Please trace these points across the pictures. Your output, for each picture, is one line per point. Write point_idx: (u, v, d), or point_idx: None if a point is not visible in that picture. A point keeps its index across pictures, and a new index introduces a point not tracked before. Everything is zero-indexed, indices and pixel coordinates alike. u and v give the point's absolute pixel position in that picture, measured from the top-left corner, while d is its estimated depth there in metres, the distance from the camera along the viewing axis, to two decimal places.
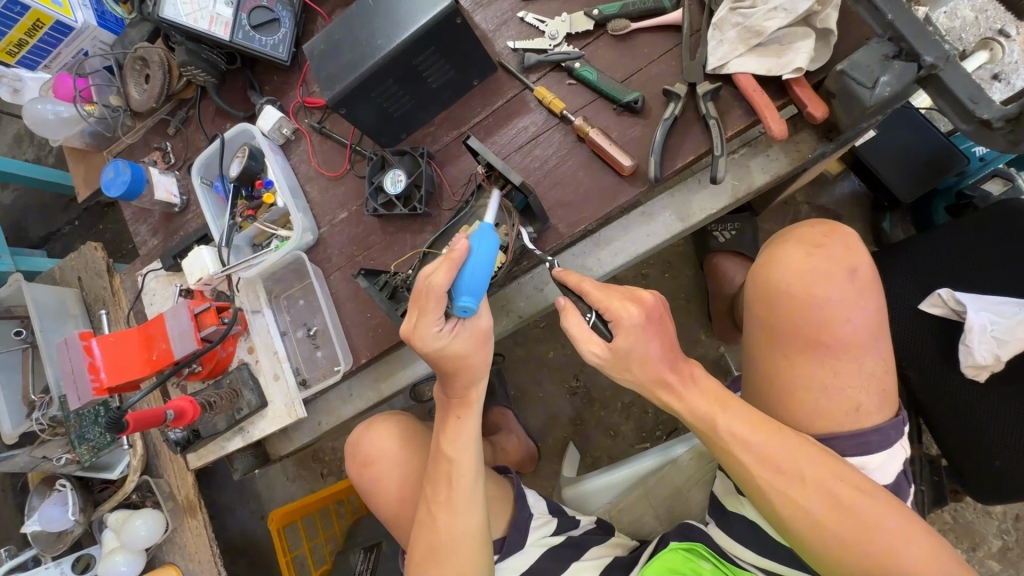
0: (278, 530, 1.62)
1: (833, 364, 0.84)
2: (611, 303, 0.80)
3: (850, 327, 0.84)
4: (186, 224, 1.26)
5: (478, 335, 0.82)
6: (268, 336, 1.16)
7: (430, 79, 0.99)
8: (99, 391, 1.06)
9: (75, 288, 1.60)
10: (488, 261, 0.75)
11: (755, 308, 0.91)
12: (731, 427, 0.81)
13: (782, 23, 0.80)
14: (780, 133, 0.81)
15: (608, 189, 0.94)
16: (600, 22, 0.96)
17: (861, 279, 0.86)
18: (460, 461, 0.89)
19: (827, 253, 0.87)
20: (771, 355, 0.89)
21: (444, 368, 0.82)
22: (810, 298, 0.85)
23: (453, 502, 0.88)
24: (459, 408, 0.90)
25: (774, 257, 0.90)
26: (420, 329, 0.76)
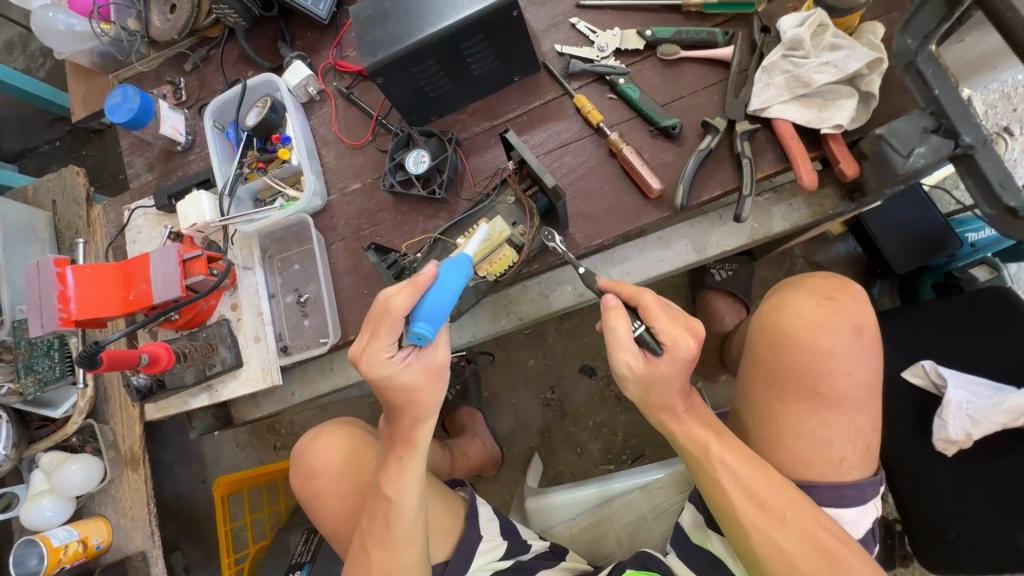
0: (222, 498, 1.55)
1: (827, 414, 0.87)
2: (673, 335, 0.78)
3: (850, 381, 0.86)
4: (187, 165, 1.21)
5: (430, 371, 0.81)
6: (255, 296, 1.11)
7: (474, 66, 0.97)
8: (65, 323, 0.99)
9: (47, 211, 1.54)
10: (453, 291, 0.76)
11: (760, 348, 0.93)
12: (724, 458, 0.81)
13: (829, 78, 0.82)
14: (809, 184, 0.83)
15: (631, 208, 0.94)
16: (651, 43, 0.96)
17: (865, 338, 0.88)
18: (399, 505, 0.85)
19: (840, 308, 0.90)
20: (768, 396, 0.91)
21: (390, 401, 0.83)
22: (814, 346, 0.87)
23: (391, 542, 0.85)
24: (402, 448, 0.86)
25: (786, 301, 0.93)
26: (369, 352, 0.78)
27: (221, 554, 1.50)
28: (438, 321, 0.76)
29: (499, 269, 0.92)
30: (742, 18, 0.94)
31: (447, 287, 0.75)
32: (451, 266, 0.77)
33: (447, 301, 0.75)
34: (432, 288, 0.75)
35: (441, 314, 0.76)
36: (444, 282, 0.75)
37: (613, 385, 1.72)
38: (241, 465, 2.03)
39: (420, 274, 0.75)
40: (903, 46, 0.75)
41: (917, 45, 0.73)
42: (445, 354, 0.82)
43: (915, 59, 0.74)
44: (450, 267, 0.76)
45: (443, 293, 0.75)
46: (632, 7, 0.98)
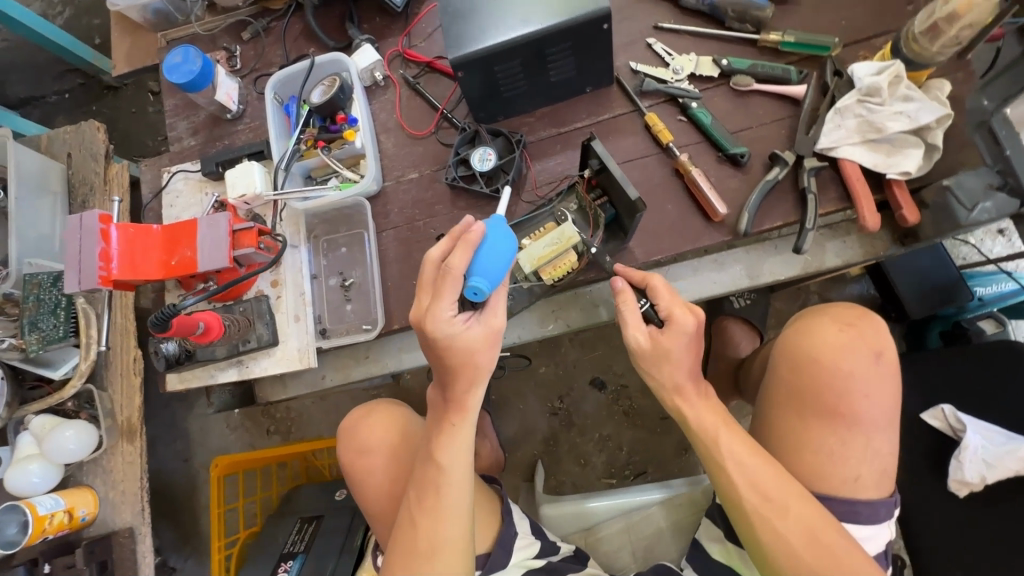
0: (218, 479, 1.50)
1: (845, 433, 0.92)
2: (673, 311, 0.84)
3: (868, 404, 0.91)
4: (235, 134, 1.18)
5: (490, 335, 0.77)
6: (298, 275, 1.09)
7: (553, 71, 0.98)
8: (103, 282, 0.95)
9: (61, 163, 1.48)
10: (503, 247, 0.77)
11: (781, 367, 0.99)
12: (731, 447, 0.84)
13: (901, 127, 0.86)
14: (872, 226, 0.87)
15: (693, 229, 0.96)
16: (726, 72, 0.99)
17: (882, 364, 0.94)
18: (450, 470, 0.84)
19: (861, 334, 0.96)
20: (790, 412, 0.96)
21: (445, 362, 0.78)
22: (835, 368, 0.93)
23: (439, 510, 0.83)
24: (454, 414, 0.84)
25: (810, 326, 0.99)
26: (432, 314, 0.74)
27: (212, 538, 1.47)
28: (494, 277, 0.76)
29: (560, 274, 0.93)
30: (815, 59, 0.97)
31: (497, 243, 0.76)
32: (494, 226, 0.78)
33: (501, 257, 0.76)
34: (484, 247, 0.76)
35: (498, 270, 0.76)
36: (495, 239, 0.76)
37: (622, 401, 1.73)
38: (229, 447, 1.96)
39: (468, 233, 0.74)
40: (977, 105, 0.80)
41: (993, 107, 0.78)
42: (502, 317, 0.79)
43: (990, 119, 0.78)
44: (495, 226, 0.78)
45: (496, 251, 0.76)
46: (709, 36, 1.01)
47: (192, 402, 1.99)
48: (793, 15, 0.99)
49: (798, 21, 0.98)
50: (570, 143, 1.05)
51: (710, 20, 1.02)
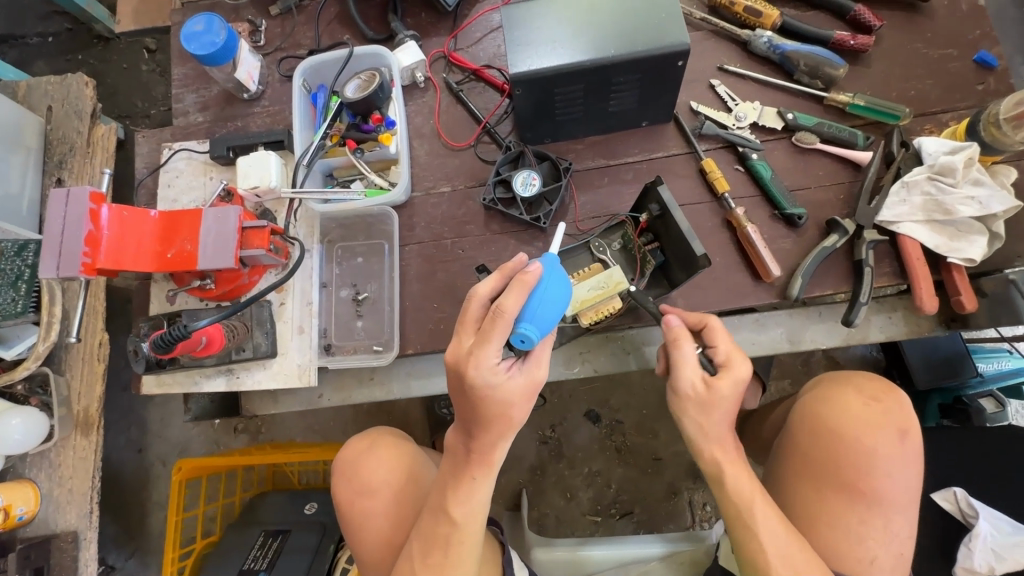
0: (179, 483, 1.38)
1: (865, 513, 0.81)
2: (731, 356, 0.76)
3: (890, 484, 0.82)
4: (251, 117, 1.08)
5: (530, 386, 0.71)
6: (306, 282, 0.99)
7: (613, 101, 0.92)
8: (86, 270, 0.83)
9: (38, 117, 1.32)
10: (559, 293, 0.70)
11: (799, 436, 0.89)
12: (766, 514, 0.75)
13: (971, 212, 0.83)
14: (928, 309, 0.84)
15: (740, 285, 0.92)
16: (789, 126, 0.95)
17: (906, 443, 0.84)
18: (463, 528, 0.76)
19: (887, 409, 0.87)
20: (804, 486, 0.86)
21: (478, 411, 0.71)
22: (857, 443, 0.84)
23: (444, 569, 0.76)
24: (477, 466, 0.75)
25: (831, 395, 0.90)
26: (476, 360, 0.67)
27: (166, 547, 1.34)
28: (546, 324, 0.69)
29: (600, 319, 0.86)
30: (880, 126, 0.94)
31: (553, 287, 0.69)
32: (551, 267, 0.71)
33: (555, 304, 0.69)
34: (540, 291, 0.68)
35: (551, 317, 0.69)
36: (551, 284, 0.69)
37: (616, 437, 1.67)
38: (190, 442, 1.82)
39: (525, 273, 0.67)
40: None
41: None
42: (545, 368, 0.73)
43: None
44: (552, 269, 0.71)
45: (552, 297, 0.69)
46: (775, 86, 0.97)
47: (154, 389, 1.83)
48: (862, 77, 0.95)
49: (866, 85, 0.95)
50: (618, 177, 0.99)
51: (777, 69, 0.98)
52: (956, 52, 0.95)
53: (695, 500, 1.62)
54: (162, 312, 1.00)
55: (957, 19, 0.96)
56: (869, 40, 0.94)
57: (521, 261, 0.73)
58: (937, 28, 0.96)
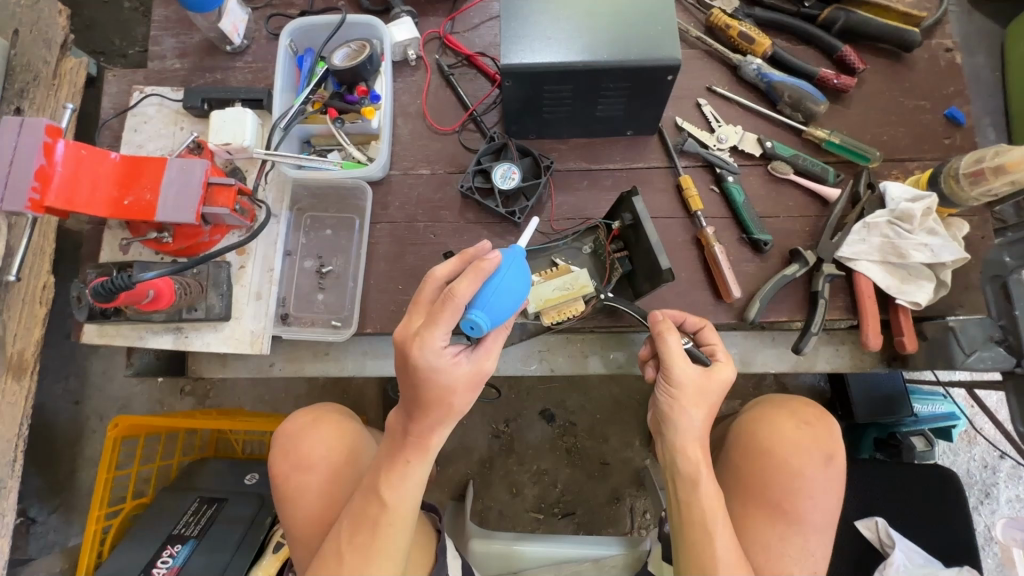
0: (114, 441, 1.33)
1: (786, 532, 0.84)
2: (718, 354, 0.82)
3: (812, 505, 0.85)
4: (231, 71, 1.04)
5: (475, 376, 0.72)
6: (269, 248, 0.96)
7: (601, 106, 0.92)
8: (34, 208, 0.78)
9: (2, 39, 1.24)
10: (515, 285, 0.70)
11: (734, 453, 0.92)
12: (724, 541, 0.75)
13: (922, 258, 0.87)
14: (873, 346, 0.88)
15: (701, 303, 0.94)
16: (767, 155, 0.97)
17: (831, 468, 0.88)
18: (394, 510, 0.75)
19: (816, 434, 0.90)
20: (733, 502, 0.88)
21: (420, 394, 0.72)
22: (784, 463, 0.87)
23: (371, 549, 0.75)
24: (413, 450, 0.76)
25: (768, 416, 0.94)
26: (421, 341, 0.68)
27: (92, 504, 1.29)
28: (499, 315, 0.69)
29: (562, 319, 0.87)
30: (852, 165, 0.97)
31: (513, 278, 0.69)
32: (513, 257, 0.71)
33: (512, 295, 0.70)
34: (496, 280, 0.69)
35: (505, 308, 0.69)
36: (507, 275, 0.69)
37: (567, 438, 1.69)
38: (132, 398, 1.75)
39: (483, 260, 0.67)
40: (998, 260, 0.83)
41: (1013, 266, 0.81)
42: (494, 360, 0.73)
43: (1007, 276, 0.81)
44: (513, 260, 0.71)
45: (507, 289, 0.69)
46: (758, 113, 0.99)
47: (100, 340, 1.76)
48: (841, 116, 0.99)
49: (843, 125, 0.99)
50: (597, 182, 0.99)
51: (762, 97, 1.00)
52: (930, 104, 0.99)
53: (636, 508, 1.65)
54: (113, 260, 0.95)
55: (935, 74, 1.00)
56: (852, 81, 0.97)
57: (485, 248, 0.73)
58: (916, 79, 1.00)
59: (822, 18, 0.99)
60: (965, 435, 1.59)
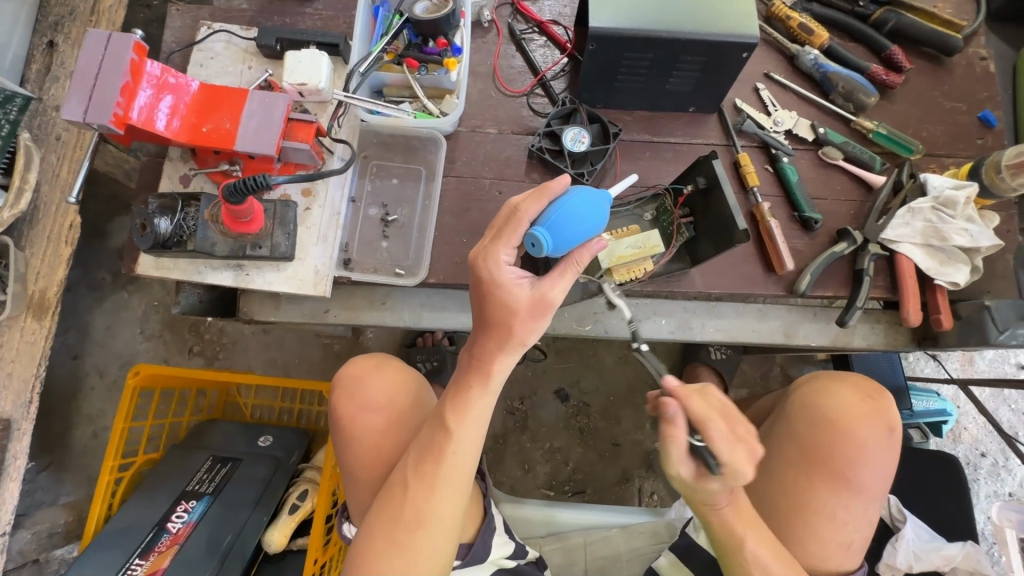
0: (132, 390, 1.28)
1: (849, 495, 0.89)
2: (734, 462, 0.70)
3: (871, 473, 0.90)
4: (302, 17, 1.03)
5: (539, 302, 0.71)
6: (336, 193, 0.96)
7: (673, 79, 0.96)
8: (117, 123, 0.78)
9: None
10: (584, 211, 0.72)
11: (802, 423, 0.96)
12: (757, 549, 0.79)
13: (962, 242, 0.94)
14: (912, 322, 0.94)
15: (754, 274, 0.98)
16: (818, 140, 1.03)
17: (892, 440, 0.92)
18: (460, 441, 0.74)
19: (879, 407, 0.95)
20: (799, 467, 0.92)
21: (482, 313, 0.72)
22: (852, 433, 0.92)
23: (436, 480, 0.73)
24: (474, 376, 0.74)
25: (833, 389, 0.98)
26: (485, 255, 0.71)
27: (105, 455, 1.24)
28: (562, 236, 0.71)
29: (630, 279, 0.91)
30: (895, 156, 1.04)
31: (579, 203, 0.72)
32: (583, 189, 0.74)
33: (578, 220, 0.71)
34: (560, 202, 0.72)
35: (569, 231, 0.71)
36: (574, 199, 0.72)
37: (581, 418, 1.70)
38: (136, 359, 1.63)
39: (550, 183, 0.72)
40: None
41: None
42: (560, 291, 0.71)
43: None
44: (586, 192, 0.73)
45: (574, 212, 0.71)
46: (812, 102, 1.05)
47: (105, 293, 1.65)
48: (886, 111, 1.05)
49: (888, 120, 1.05)
50: (659, 154, 1.03)
51: (816, 87, 1.06)
52: (965, 107, 1.07)
53: (644, 489, 1.67)
54: (173, 192, 0.93)
55: (971, 79, 1.07)
56: (899, 78, 1.04)
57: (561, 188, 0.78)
58: (953, 83, 1.07)
59: (874, 18, 1.06)
60: (951, 433, 1.68)
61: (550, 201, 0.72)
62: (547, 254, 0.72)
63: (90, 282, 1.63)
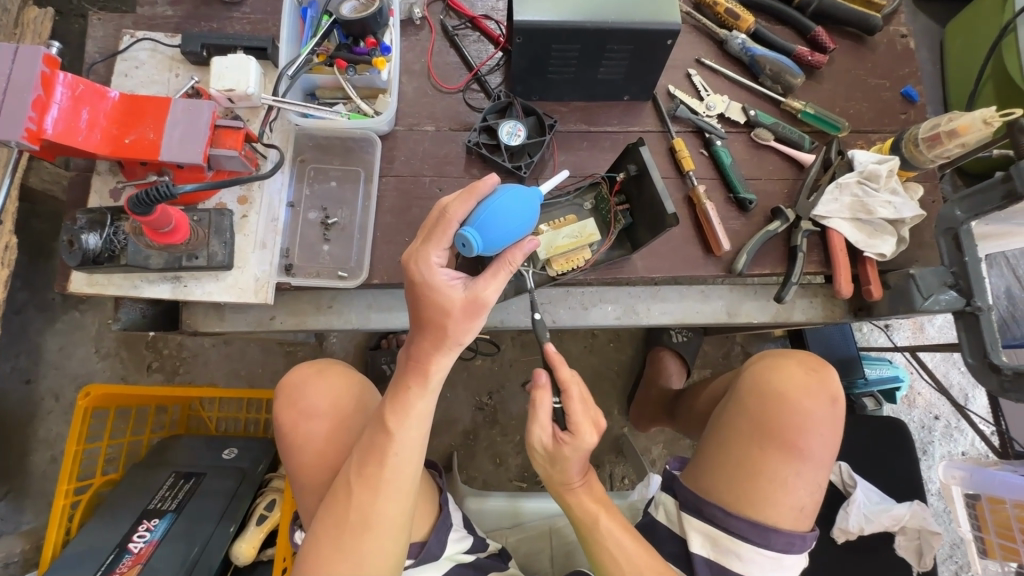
0: (84, 410, 1.25)
1: (798, 467, 0.87)
2: (581, 426, 0.83)
3: (819, 442, 0.88)
4: (229, 21, 1.02)
5: (472, 302, 0.71)
6: (273, 200, 0.96)
7: (604, 68, 0.97)
8: (30, 139, 0.77)
9: None
10: (515, 210, 0.72)
11: (746, 399, 0.93)
12: (611, 528, 0.86)
13: (887, 215, 0.97)
14: (845, 293, 0.97)
15: (693, 257, 1.00)
16: (750, 122, 1.05)
17: (836, 409, 0.91)
18: (402, 442, 0.75)
19: (823, 379, 0.93)
20: (747, 442, 0.89)
21: (418, 315, 0.73)
22: (799, 406, 0.89)
23: (379, 483, 0.74)
24: (413, 376, 0.75)
25: (778, 363, 0.95)
26: (418, 257, 0.71)
27: (59, 478, 1.21)
28: (491, 235, 0.71)
29: (570, 268, 0.94)
30: (824, 135, 1.07)
31: (508, 201, 0.72)
32: (514, 187, 0.74)
33: (508, 218, 0.72)
34: (489, 201, 0.71)
35: (498, 229, 0.71)
36: (504, 198, 0.72)
37: None
38: (91, 378, 1.59)
39: (479, 183, 0.72)
40: (951, 215, 0.92)
41: (964, 219, 0.91)
42: (494, 291, 0.72)
43: (958, 228, 0.91)
44: (517, 192, 0.73)
45: (502, 211, 0.71)
46: (742, 85, 1.08)
47: (56, 313, 1.59)
48: (814, 91, 1.09)
49: (816, 100, 1.08)
50: (597, 144, 1.04)
51: (746, 70, 1.09)
52: (889, 83, 1.10)
53: (615, 473, 1.64)
54: (103, 206, 0.91)
55: (893, 56, 1.11)
56: (824, 58, 1.07)
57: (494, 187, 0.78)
58: (876, 61, 1.11)
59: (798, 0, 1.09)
60: (906, 399, 1.73)
61: (480, 201, 0.72)
62: (479, 254, 0.72)
63: (39, 303, 1.58)
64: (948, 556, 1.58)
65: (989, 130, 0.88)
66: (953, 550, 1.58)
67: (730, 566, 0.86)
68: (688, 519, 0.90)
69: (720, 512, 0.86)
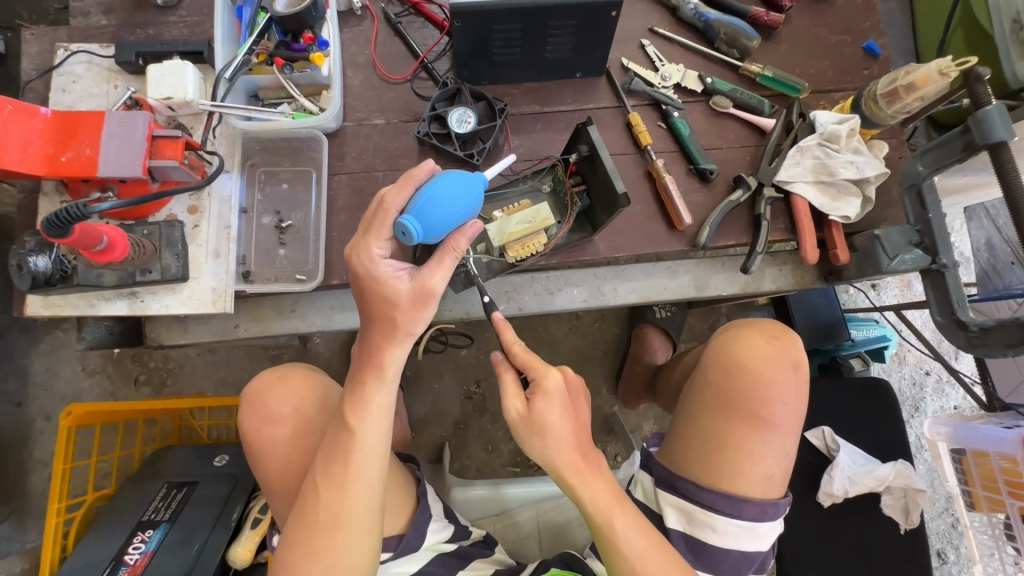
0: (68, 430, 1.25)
1: (765, 437, 0.86)
2: (541, 375, 0.79)
3: (784, 409, 0.87)
4: (164, 26, 0.99)
5: (419, 291, 0.70)
6: (225, 208, 0.94)
7: (551, 46, 0.95)
8: None
9: None
10: (454, 194, 0.70)
11: (710, 373, 0.92)
12: (626, 528, 0.78)
13: (850, 176, 0.95)
14: (811, 260, 0.96)
15: (656, 233, 0.99)
16: (707, 90, 1.02)
17: (800, 374, 0.90)
18: (364, 438, 0.74)
19: (784, 347, 0.92)
20: (713, 416, 0.88)
21: (367, 311, 0.72)
22: (761, 375, 0.89)
23: (345, 482, 0.74)
24: (368, 371, 0.74)
25: (738, 335, 0.94)
26: (359, 249, 0.70)
27: (49, 497, 1.22)
28: (430, 221, 0.69)
29: (526, 253, 0.92)
30: (784, 98, 1.04)
31: (446, 184, 0.70)
32: (453, 172, 0.72)
33: (447, 203, 0.69)
34: (426, 186, 0.70)
35: (437, 215, 0.69)
36: (440, 183, 0.70)
37: None
38: (79, 395, 1.58)
39: (415, 171, 0.71)
40: (913, 170, 0.90)
41: (926, 173, 0.88)
42: (440, 279, 0.71)
43: (921, 183, 0.89)
44: (457, 176, 0.71)
45: (439, 196, 0.69)
46: (697, 52, 1.05)
47: (38, 334, 1.59)
48: (772, 53, 1.05)
49: (774, 62, 1.05)
50: (551, 125, 1.02)
51: (701, 36, 1.05)
52: (850, 39, 1.07)
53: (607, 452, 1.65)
54: None
55: (853, 10, 1.07)
56: (780, 17, 1.03)
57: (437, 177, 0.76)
58: (836, 16, 1.07)
59: None
60: (895, 356, 1.72)
61: (417, 188, 0.70)
62: (421, 241, 0.70)
63: (20, 324, 1.57)
64: (942, 509, 1.59)
65: (947, 79, 0.85)
66: (947, 503, 1.59)
67: (706, 539, 0.86)
68: (663, 495, 0.89)
69: (691, 486, 0.86)
